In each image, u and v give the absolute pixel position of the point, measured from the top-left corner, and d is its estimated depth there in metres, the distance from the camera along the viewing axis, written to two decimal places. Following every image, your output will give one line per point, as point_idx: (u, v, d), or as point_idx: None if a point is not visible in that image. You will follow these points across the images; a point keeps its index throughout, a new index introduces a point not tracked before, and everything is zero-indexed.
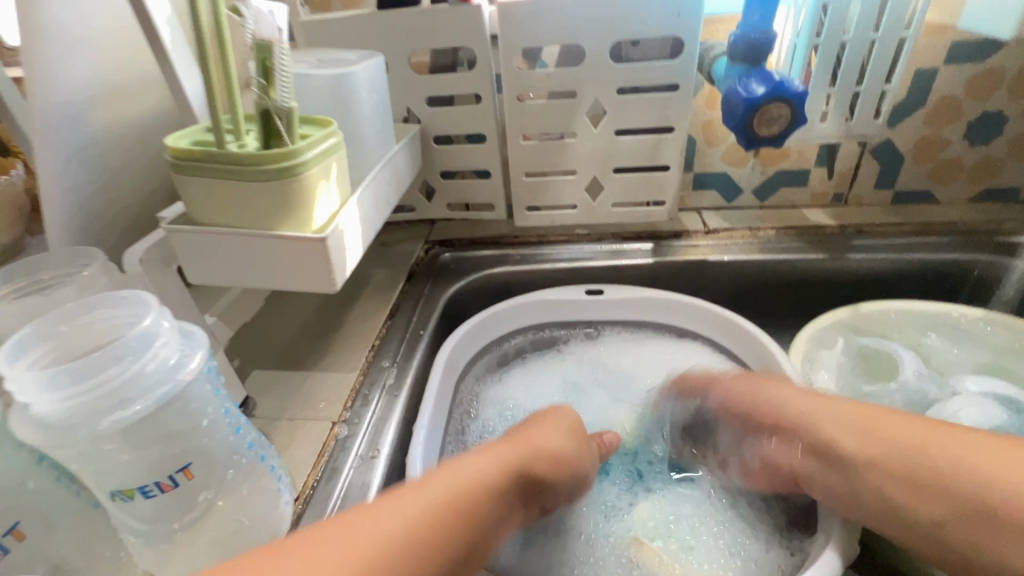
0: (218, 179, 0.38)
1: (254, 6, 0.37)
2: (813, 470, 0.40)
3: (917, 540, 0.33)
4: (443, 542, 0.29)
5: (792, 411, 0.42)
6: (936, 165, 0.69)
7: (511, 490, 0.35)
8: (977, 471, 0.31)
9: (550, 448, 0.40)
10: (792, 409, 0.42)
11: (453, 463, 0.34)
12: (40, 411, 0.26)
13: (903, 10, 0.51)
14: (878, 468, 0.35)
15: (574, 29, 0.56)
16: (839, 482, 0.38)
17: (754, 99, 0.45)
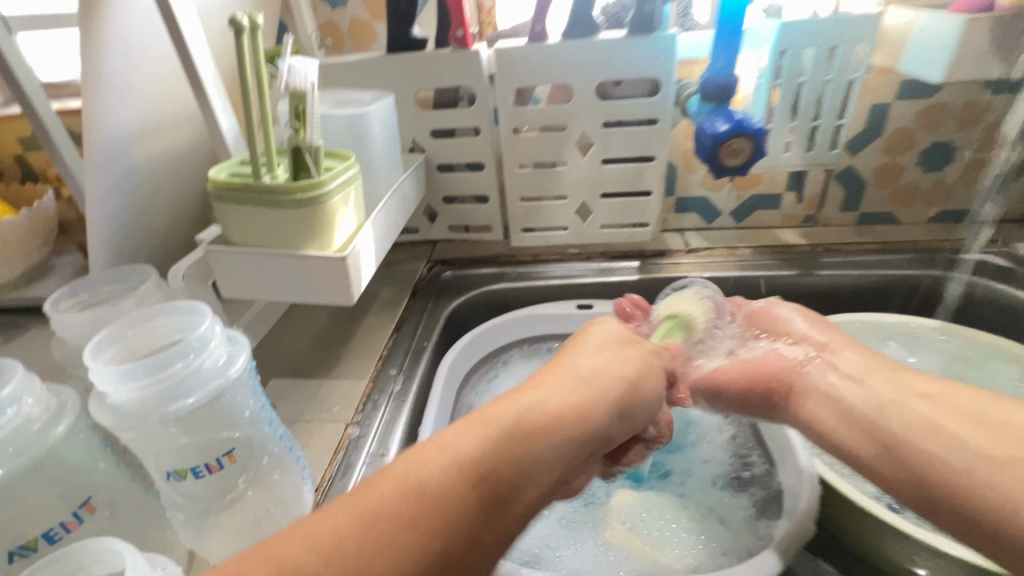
0: (253, 206, 0.43)
1: (289, 62, 0.43)
2: (835, 396, 0.44)
3: (938, 467, 0.36)
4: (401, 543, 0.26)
5: (819, 336, 0.50)
6: (896, 189, 0.76)
7: (510, 462, 0.30)
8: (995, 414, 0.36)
9: (555, 402, 0.33)
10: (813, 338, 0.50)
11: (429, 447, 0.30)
12: (117, 400, 0.31)
13: (850, 56, 0.58)
14: (915, 421, 0.38)
15: (563, 70, 0.63)
16: (865, 418, 0.42)
17: (719, 135, 0.52)
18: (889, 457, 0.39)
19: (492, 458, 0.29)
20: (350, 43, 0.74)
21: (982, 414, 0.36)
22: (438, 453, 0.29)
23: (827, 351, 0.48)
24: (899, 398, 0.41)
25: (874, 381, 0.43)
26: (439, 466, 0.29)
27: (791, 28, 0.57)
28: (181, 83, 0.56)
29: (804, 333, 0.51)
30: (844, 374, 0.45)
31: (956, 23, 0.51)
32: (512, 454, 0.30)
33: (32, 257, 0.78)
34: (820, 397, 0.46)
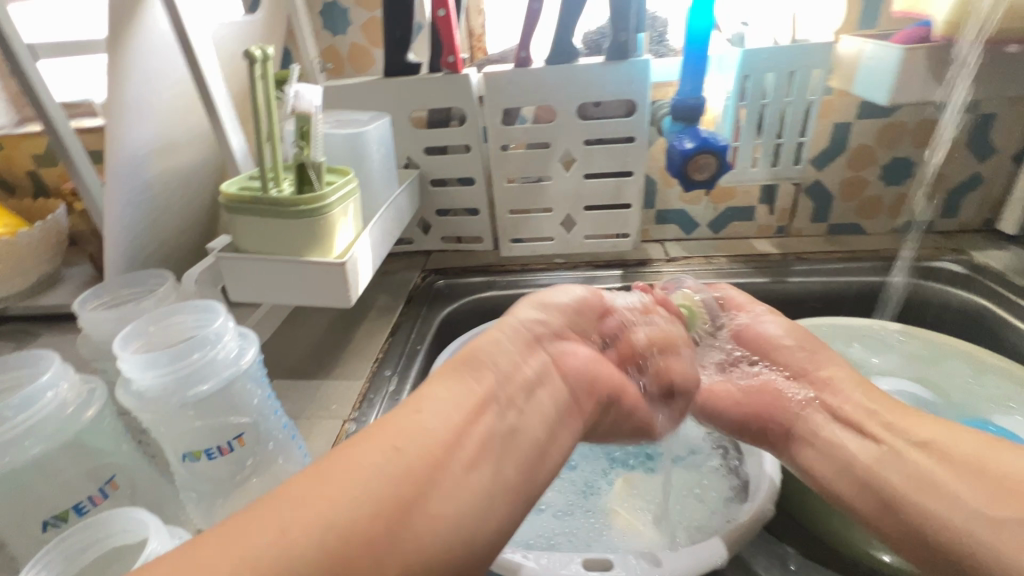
0: (261, 216, 0.48)
1: (295, 87, 0.48)
2: (837, 445, 0.47)
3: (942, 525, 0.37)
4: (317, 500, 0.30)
5: (814, 373, 0.54)
6: (860, 202, 0.81)
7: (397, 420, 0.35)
8: (991, 465, 0.37)
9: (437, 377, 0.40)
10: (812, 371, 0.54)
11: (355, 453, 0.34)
12: (140, 386, 0.35)
13: (807, 80, 0.63)
14: (916, 476, 0.40)
15: (547, 93, 0.68)
16: (867, 469, 0.44)
17: (686, 152, 0.57)
18: (889, 512, 0.41)
19: (438, 421, 0.36)
20: (350, 67, 0.79)
21: (976, 466, 0.38)
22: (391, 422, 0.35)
23: (824, 391, 0.52)
24: (900, 449, 0.43)
25: (873, 426, 0.46)
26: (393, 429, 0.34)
27: (754, 54, 0.62)
28: (195, 106, 0.61)
29: (802, 367, 0.55)
30: (844, 422, 0.48)
31: (897, 49, 0.56)
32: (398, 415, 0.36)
33: (45, 267, 0.82)
34: (821, 445, 0.48)
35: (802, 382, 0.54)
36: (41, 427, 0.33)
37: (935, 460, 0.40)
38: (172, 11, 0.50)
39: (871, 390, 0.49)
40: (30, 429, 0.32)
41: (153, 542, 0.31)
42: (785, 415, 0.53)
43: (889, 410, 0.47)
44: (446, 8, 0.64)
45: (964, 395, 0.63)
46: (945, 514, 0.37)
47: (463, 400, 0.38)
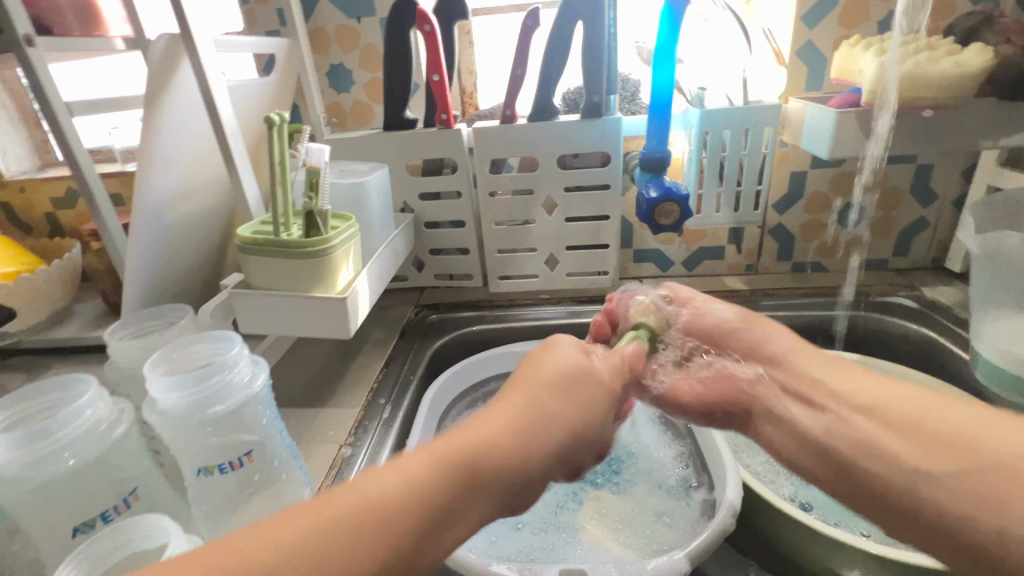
0: (272, 257, 0.54)
1: (308, 144, 0.55)
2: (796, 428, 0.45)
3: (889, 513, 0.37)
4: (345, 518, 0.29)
5: (765, 351, 0.53)
6: (820, 242, 0.88)
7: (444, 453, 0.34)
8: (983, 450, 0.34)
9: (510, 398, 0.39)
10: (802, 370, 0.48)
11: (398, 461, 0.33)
12: (163, 406, 0.40)
13: (759, 137, 0.72)
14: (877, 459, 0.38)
15: (530, 146, 0.76)
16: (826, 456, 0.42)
17: (651, 200, 0.65)
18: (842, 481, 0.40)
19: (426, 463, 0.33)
20: (353, 120, 0.88)
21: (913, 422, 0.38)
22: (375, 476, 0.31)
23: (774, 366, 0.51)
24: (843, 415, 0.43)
25: (818, 394, 0.46)
26: (368, 490, 0.30)
27: (712, 115, 0.70)
28: (215, 158, 0.68)
29: (749, 349, 0.54)
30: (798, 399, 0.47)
31: (831, 112, 0.64)
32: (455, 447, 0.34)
33: (59, 303, 0.87)
34: (778, 424, 0.48)
35: (751, 360, 0.54)
36: (78, 442, 0.37)
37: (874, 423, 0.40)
38: (201, 81, 0.57)
39: (812, 355, 0.49)
40: (69, 443, 0.37)
41: (170, 546, 0.35)
42: (744, 397, 0.52)
43: (829, 375, 0.46)
44: (440, 73, 0.72)
45: None
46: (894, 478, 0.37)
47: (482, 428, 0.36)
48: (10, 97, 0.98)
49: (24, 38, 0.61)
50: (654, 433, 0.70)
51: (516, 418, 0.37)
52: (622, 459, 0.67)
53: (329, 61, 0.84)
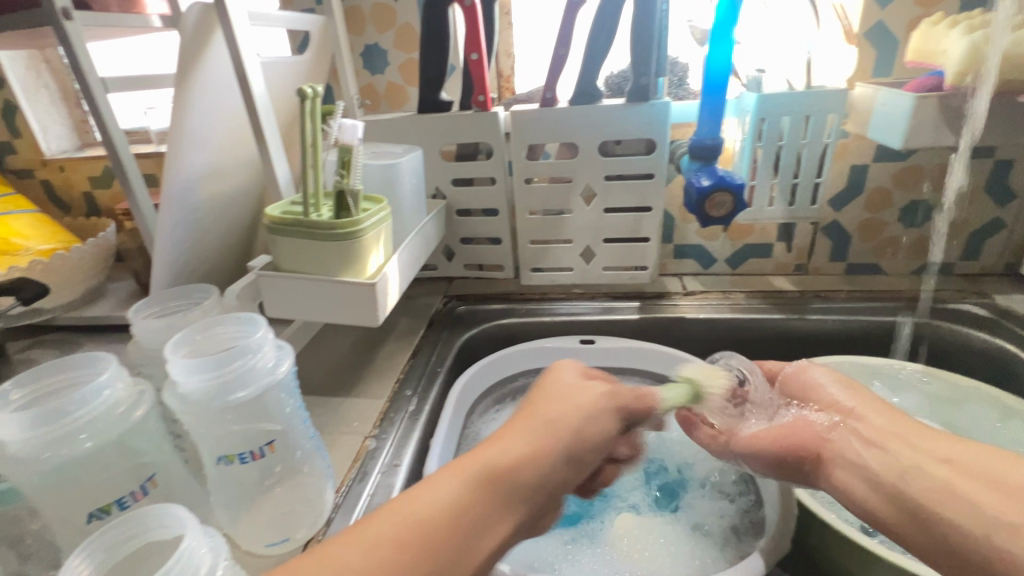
0: (300, 237, 0.51)
1: (339, 119, 0.52)
2: (851, 461, 0.41)
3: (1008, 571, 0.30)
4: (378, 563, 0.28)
5: (845, 403, 0.45)
6: (878, 242, 0.82)
7: (472, 501, 0.32)
8: None
9: (546, 426, 0.38)
10: (869, 428, 0.41)
11: (410, 497, 0.31)
12: (185, 388, 0.38)
13: (822, 125, 0.66)
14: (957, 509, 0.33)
15: (571, 131, 0.72)
16: (888, 485, 0.38)
17: (703, 189, 0.60)
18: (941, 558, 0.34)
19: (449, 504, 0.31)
20: (386, 102, 0.85)
21: None
22: (399, 504, 0.31)
23: (851, 416, 0.44)
24: (921, 463, 0.37)
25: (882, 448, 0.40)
26: (401, 514, 0.30)
27: (771, 99, 0.65)
28: (247, 137, 0.66)
29: (831, 399, 0.47)
30: (865, 440, 0.41)
31: (909, 97, 0.58)
32: (479, 491, 0.33)
33: (91, 281, 0.88)
34: (841, 464, 0.42)
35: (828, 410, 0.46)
36: (94, 423, 0.35)
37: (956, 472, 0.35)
38: (236, 54, 0.55)
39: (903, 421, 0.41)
40: (87, 424, 0.35)
41: (188, 539, 0.33)
42: (816, 443, 0.44)
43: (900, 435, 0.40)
44: (479, 51, 0.68)
45: (986, 438, 0.62)
46: (969, 528, 0.32)
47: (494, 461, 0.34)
48: (53, 76, 0.99)
49: (61, 11, 0.60)
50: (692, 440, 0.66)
51: (536, 443, 0.36)
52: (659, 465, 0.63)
53: (363, 41, 0.82)
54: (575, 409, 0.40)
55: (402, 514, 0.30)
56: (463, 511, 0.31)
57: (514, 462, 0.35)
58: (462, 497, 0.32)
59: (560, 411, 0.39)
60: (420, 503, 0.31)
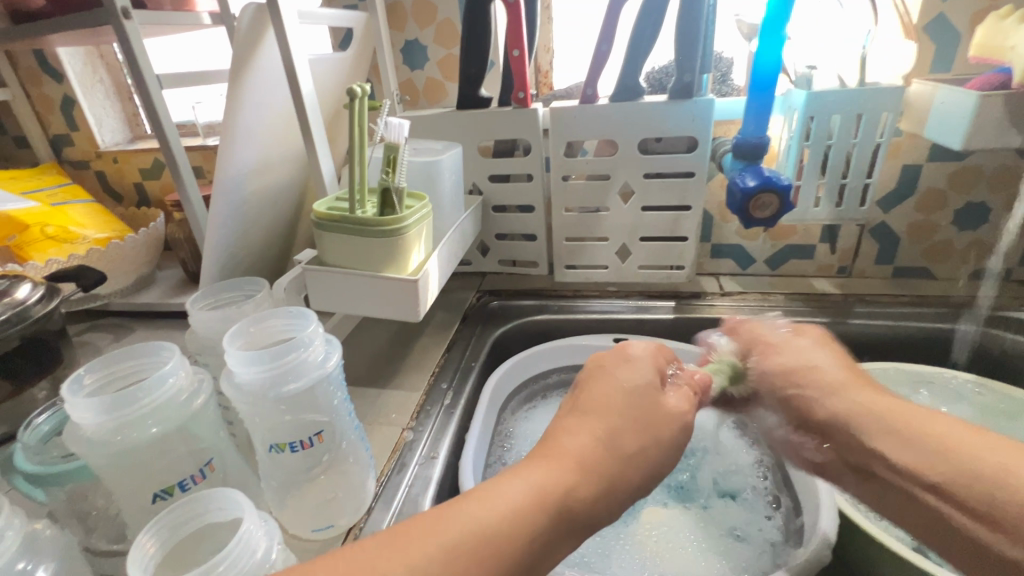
0: (345, 233, 0.53)
1: (387, 118, 0.53)
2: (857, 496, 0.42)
3: None
4: (482, 527, 0.29)
5: (818, 417, 0.44)
6: (929, 246, 0.79)
7: (555, 462, 0.33)
8: None
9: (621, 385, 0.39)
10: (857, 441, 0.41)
11: (501, 474, 0.33)
12: (242, 377, 0.39)
13: (874, 124, 0.63)
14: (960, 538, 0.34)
15: (611, 128, 0.71)
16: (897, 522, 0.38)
17: (748, 190, 0.58)
18: None
19: (534, 470, 0.33)
20: (424, 98, 0.86)
21: None
22: (494, 480, 0.33)
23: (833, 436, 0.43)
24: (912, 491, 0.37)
25: (883, 467, 0.39)
26: (493, 488, 0.32)
27: (821, 97, 0.62)
28: (293, 133, 0.68)
29: (808, 411, 0.45)
30: (859, 470, 0.41)
31: (974, 96, 0.56)
32: (561, 450, 0.34)
33: (144, 269, 0.92)
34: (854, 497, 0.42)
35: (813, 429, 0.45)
36: (160, 411, 0.37)
37: (952, 505, 0.34)
38: (286, 53, 0.56)
39: (881, 412, 0.40)
40: (153, 411, 0.37)
41: (246, 523, 0.34)
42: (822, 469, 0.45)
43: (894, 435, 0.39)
44: (520, 47, 0.68)
45: None
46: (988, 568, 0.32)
47: (571, 426, 0.36)
48: (107, 71, 1.04)
49: (120, 11, 0.62)
50: (727, 438, 0.65)
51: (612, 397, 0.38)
52: (693, 459, 0.63)
53: (404, 37, 0.82)
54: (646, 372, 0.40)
55: (494, 483, 0.32)
56: (553, 472, 0.33)
57: (591, 419, 0.36)
58: (546, 465, 0.33)
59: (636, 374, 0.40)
60: (512, 477, 0.32)
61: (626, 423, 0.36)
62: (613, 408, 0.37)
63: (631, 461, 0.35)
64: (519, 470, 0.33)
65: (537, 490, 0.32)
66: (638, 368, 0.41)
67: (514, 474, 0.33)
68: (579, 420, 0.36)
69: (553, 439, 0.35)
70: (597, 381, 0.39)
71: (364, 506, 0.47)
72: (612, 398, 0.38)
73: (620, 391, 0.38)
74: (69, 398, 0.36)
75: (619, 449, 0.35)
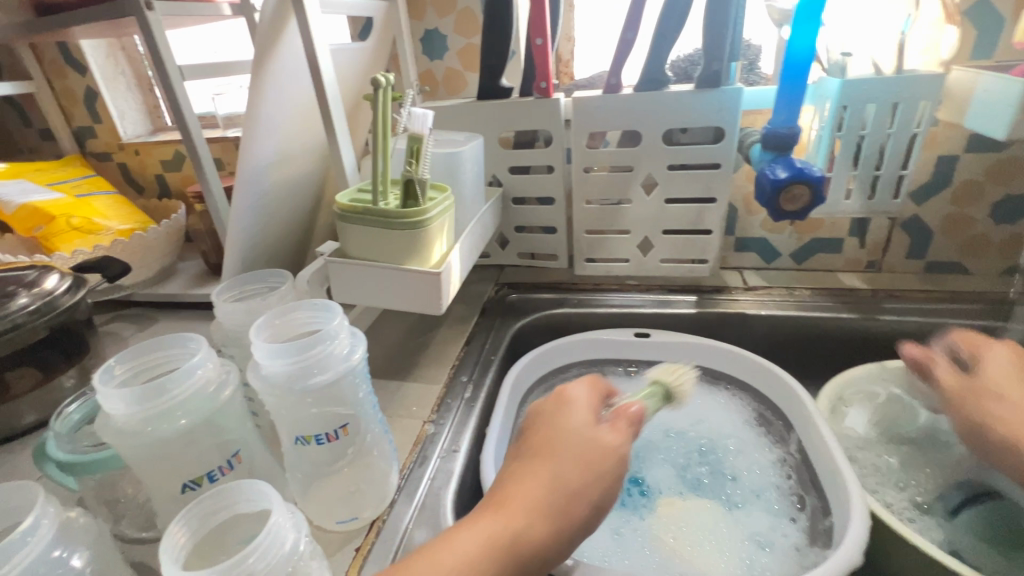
0: (368, 225, 0.52)
1: (411, 108, 0.53)
2: None
3: None
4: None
5: None
6: (964, 240, 0.76)
7: (502, 512, 0.35)
8: None
9: (563, 427, 0.40)
10: None
11: (454, 528, 0.34)
12: (269, 369, 0.39)
13: (911, 113, 0.61)
14: None
15: (634, 119, 0.69)
16: None
17: (779, 182, 0.57)
18: None
19: (483, 524, 0.34)
20: (443, 88, 0.85)
21: None
22: (446, 538, 0.34)
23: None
24: None
25: None
26: (446, 545, 0.33)
27: (855, 85, 0.60)
28: (314, 124, 0.67)
29: None
30: None
31: (1020, 84, 0.54)
32: (508, 499, 0.36)
33: (166, 260, 0.92)
34: None
35: None
36: (187, 403, 0.37)
37: None
38: (309, 43, 0.56)
39: None
40: (181, 403, 0.37)
41: (274, 515, 0.34)
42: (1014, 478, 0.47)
43: None
44: (543, 36, 0.67)
45: None
46: None
47: (516, 474, 0.37)
48: (128, 63, 1.04)
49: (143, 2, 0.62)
50: (750, 437, 0.64)
51: (552, 442, 0.39)
52: (715, 457, 0.63)
53: (424, 26, 0.81)
54: (587, 414, 0.42)
55: (446, 539, 0.34)
56: (502, 524, 0.34)
57: (534, 465, 0.37)
58: (494, 518, 0.35)
59: (577, 416, 0.41)
60: (461, 532, 0.34)
61: (569, 461, 0.37)
62: (556, 450, 0.38)
63: (574, 498, 0.36)
64: (470, 525, 0.34)
65: (487, 544, 0.33)
66: (574, 409, 0.42)
67: (466, 529, 0.34)
68: (525, 468, 0.38)
69: (502, 489, 0.37)
70: (542, 428, 0.41)
71: (387, 498, 0.47)
72: (554, 440, 0.39)
73: (559, 434, 0.39)
74: (99, 389, 0.36)
75: (562, 488, 0.36)
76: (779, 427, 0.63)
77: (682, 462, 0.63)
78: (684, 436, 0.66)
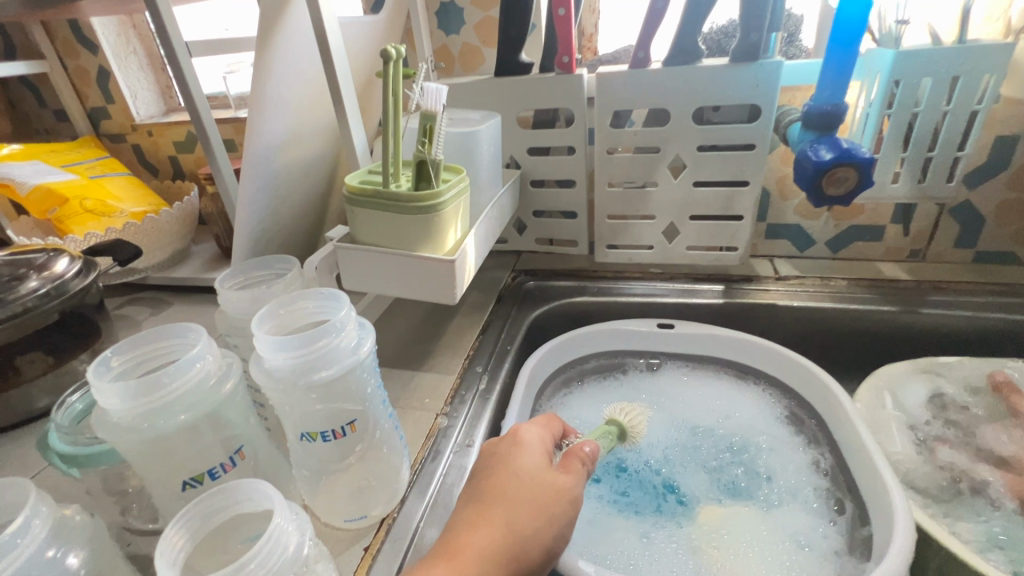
0: (379, 209, 0.49)
1: (424, 84, 0.49)
2: None
3: None
4: None
5: None
6: (1019, 228, 0.70)
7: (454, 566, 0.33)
8: None
9: (514, 470, 0.39)
10: None
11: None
12: (275, 363, 0.37)
13: (972, 89, 0.56)
14: None
15: (663, 97, 0.65)
16: None
17: (823, 163, 0.52)
18: None
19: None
20: (460, 65, 0.81)
21: None
22: None
23: None
24: None
25: None
26: None
27: (910, 58, 0.55)
28: (324, 102, 0.64)
29: None
30: None
31: None
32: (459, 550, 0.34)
33: (179, 243, 0.91)
34: None
35: None
36: (186, 398, 0.35)
37: None
38: (316, 14, 0.52)
39: None
40: (179, 398, 0.35)
41: (276, 518, 0.32)
42: None
43: None
44: (566, 6, 0.62)
45: None
46: None
47: (466, 524, 0.36)
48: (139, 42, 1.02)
49: None
50: (782, 437, 0.61)
51: (504, 488, 0.38)
52: (747, 456, 0.59)
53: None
54: (539, 458, 0.40)
55: None
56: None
57: (484, 514, 0.36)
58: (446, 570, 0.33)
59: (529, 457, 0.40)
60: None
61: (524, 506, 0.37)
62: (508, 496, 0.37)
63: (527, 546, 0.36)
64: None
65: None
66: (529, 450, 0.40)
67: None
68: (477, 515, 0.36)
69: (453, 537, 0.35)
70: (491, 471, 0.39)
71: (396, 496, 0.45)
72: (506, 485, 0.38)
73: (511, 477, 0.38)
74: (93, 384, 0.34)
75: (517, 533, 0.36)
76: (812, 426, 0.60)
77: (710, 462, 0.59)
78: (713, 434, 0.62)
